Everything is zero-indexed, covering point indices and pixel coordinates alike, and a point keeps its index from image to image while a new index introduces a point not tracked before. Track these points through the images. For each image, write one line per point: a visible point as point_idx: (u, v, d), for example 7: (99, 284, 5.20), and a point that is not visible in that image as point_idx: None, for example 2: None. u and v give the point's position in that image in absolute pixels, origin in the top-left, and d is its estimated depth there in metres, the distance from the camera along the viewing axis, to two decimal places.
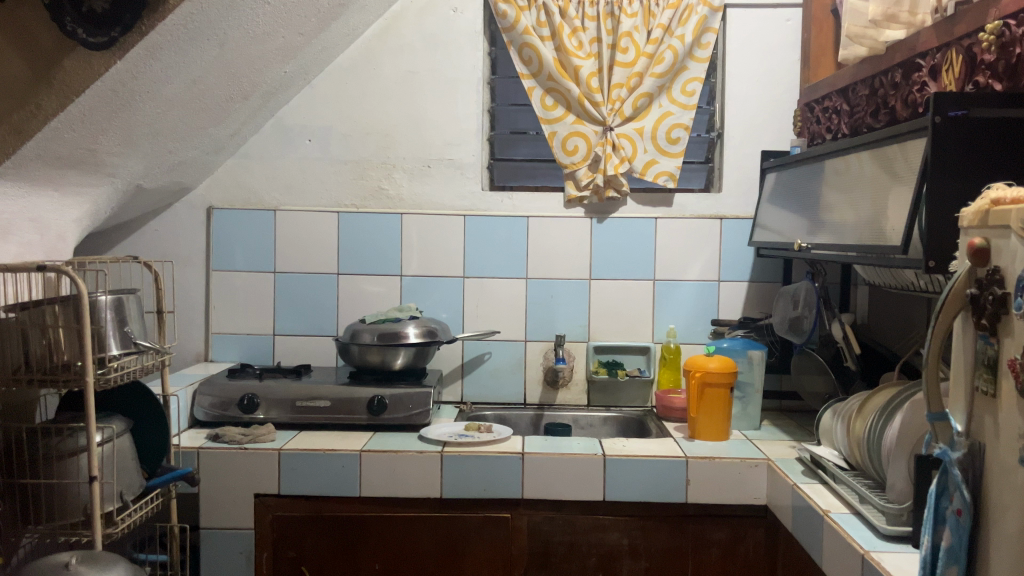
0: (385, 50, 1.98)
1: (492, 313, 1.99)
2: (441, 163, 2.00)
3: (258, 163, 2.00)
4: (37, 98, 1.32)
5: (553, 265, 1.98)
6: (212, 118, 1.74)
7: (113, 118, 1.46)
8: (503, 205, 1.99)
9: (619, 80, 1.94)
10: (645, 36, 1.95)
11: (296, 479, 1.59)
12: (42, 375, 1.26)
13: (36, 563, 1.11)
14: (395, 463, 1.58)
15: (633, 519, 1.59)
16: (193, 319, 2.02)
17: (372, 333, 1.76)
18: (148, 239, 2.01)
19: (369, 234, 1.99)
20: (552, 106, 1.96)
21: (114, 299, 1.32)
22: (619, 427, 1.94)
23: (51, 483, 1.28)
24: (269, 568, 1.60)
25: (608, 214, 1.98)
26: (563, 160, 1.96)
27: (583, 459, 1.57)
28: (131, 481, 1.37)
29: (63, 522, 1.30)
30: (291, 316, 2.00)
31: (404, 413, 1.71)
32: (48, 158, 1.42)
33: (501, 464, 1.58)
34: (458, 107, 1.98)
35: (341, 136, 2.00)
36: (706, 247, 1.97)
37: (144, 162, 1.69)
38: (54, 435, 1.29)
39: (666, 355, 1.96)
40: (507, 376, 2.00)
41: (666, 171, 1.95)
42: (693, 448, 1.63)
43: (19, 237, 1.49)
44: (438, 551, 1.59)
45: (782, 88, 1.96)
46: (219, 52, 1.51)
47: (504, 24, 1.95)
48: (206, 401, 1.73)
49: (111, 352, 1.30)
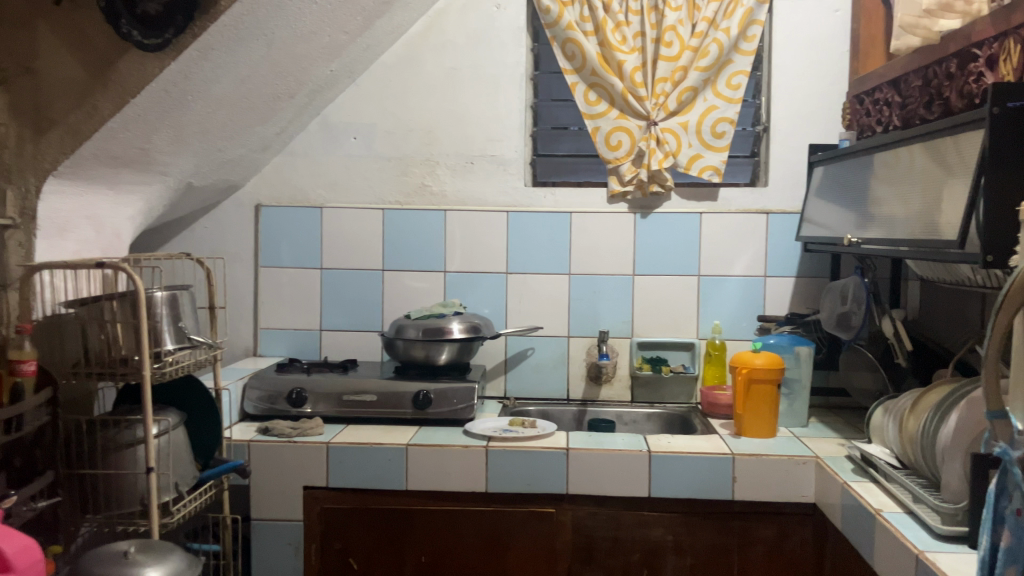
0: (428, 48, 1.99)
1: (536, 309, 2.00)
2: (485, 159, 2.00)
3: (304, 161, 2.03)
4: (95, 100, 1.38)
5: (595, 261, 1.98)
6: (261, 117, 1.78)
7: (165, 119, 1.49)
8: (546, 201, 1.99)
9: (664, 74, 1.93)
10: (688, 29, 1.93)
11: (343, 472, 1.61)
12: (100, 368, 1.31)
13: (97, 551, 1.14)
14: (439, 457, 1.60)
15: (677, 516, 1.58)
16: (242, 315, 2.06)
17: (417, 329, 1.78)
18: (198, 236, 2.05)
19: (413, 231, 2.01)
20: (595, 101, 1.96)
21: (169, 296, 1.36)
22: (663, 424, 1.92)
23: (108, 473, 1.33)
24: (317, 560, 1.63)
25: (652, 209, 1.96)
26: (607, 155, 1.95)
27: (628, 455, 1.57)
28: (186, 472, 1.41)
29: (120, 511, 1.34)
30: (337, 312, 2.03)
31: (448, 408, 1.73)
32: (104, 157, 1.46)
33: (546, 459, 1.58)
34: (501, 104, 1.99)
35: (385, 133, 2.01)
36: (752, 242, 1.95)
37: (194, 161, 1.73)
38: (111, 427, 1.34)
39: (712, 352, 1.92)
40: (549, 372, 2.00)
41: (711, 166, 1.93)
42: (740, 446, 1.61)
43: (78, 235, 1.53)
44: (483, 544, 1.60)
45: (830, 80, 1.93)
46: (268, 51, 1.54)
47: (547, 19, 1.95)
48: (255, 395, 1.77)
49: (166, 347, 1.35)
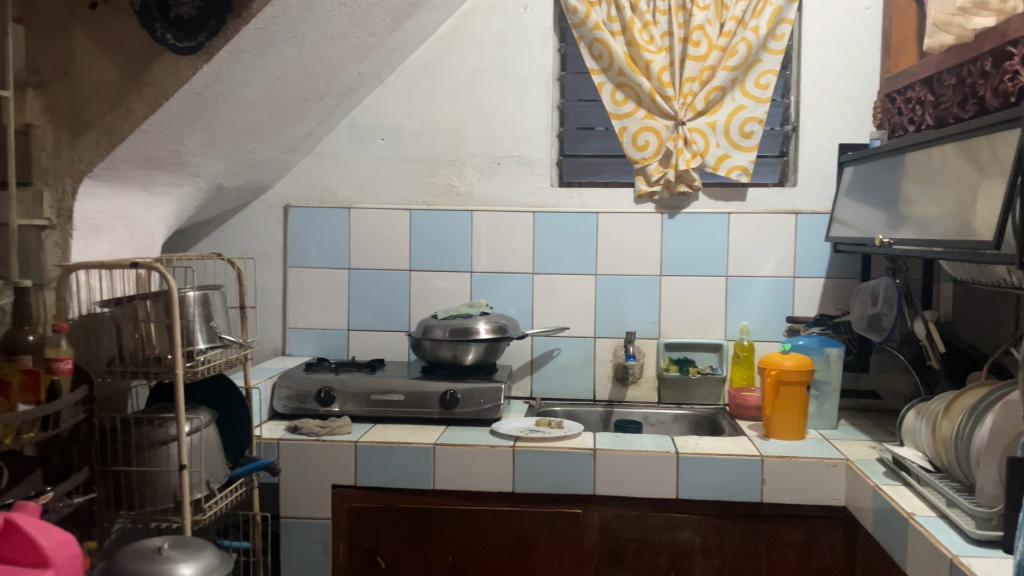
0: (455, 49, 2.00)
1: (562, 309, 1.99)
2: (511, 159, 2.01)
3: (332, 162, 2.05)
4: (129, 102, 1.40)
5: (622, 262, 1.97)
6: (290, 119, 1.80)
7: (197, 121, 1.51)
8: (572, 201, 1.99)
9: (691, 73, 1.92)
10: (717, 29, 1.92)
11: (371, 471, 1.62)
12: (135, 366, 1.33)
13: (132, 547, 1.16)
14: (467, 457, 1.60)
15: (704, 518, 1.57)
16: (271, 314, 2.08)
17: (444, 329, 1.79)
18: (228, 236, 2.08)
19: (440, 231, 2.01)
20: (622, 101, 1.95)
21: (201, 295, 1.37)
22: (690, 425, 1.91)
23: (142, 471, 1.35)
24: (345, 558, 1.63)
25: (680, 209, 1.95)
26: (634, 156, 1.94)
27: (656, 456, 1.56)
28: (217, 470, 1.44)
29: (153, 507, 1.37)
30: (364, 312, 2.05)
31: (475, 408, 1.74)
32: (137, 159, 1.48)
33: (573, 459, 1.58)
34: (528, 104, 1.99)
35: (412, 134, 2.03)
36: (781, 242, 1.93)
37: (224, 162, 1.74)
38: (145, 425, 1.37)
39: (740, 353, 1.92)
40: (576, 373, 2.00)
41: (739, 166, 1.92)
42: (769, 448, 1.60)
43: (112, 236, 1.56)
44: (510, 543, 1.60)
45: (860, 79, 1.91)
46: (297, 54, 1.56)
47: (574, 20, 1.95)
48: (284, 393, 1.79)
49: (199, 346, 1.37)
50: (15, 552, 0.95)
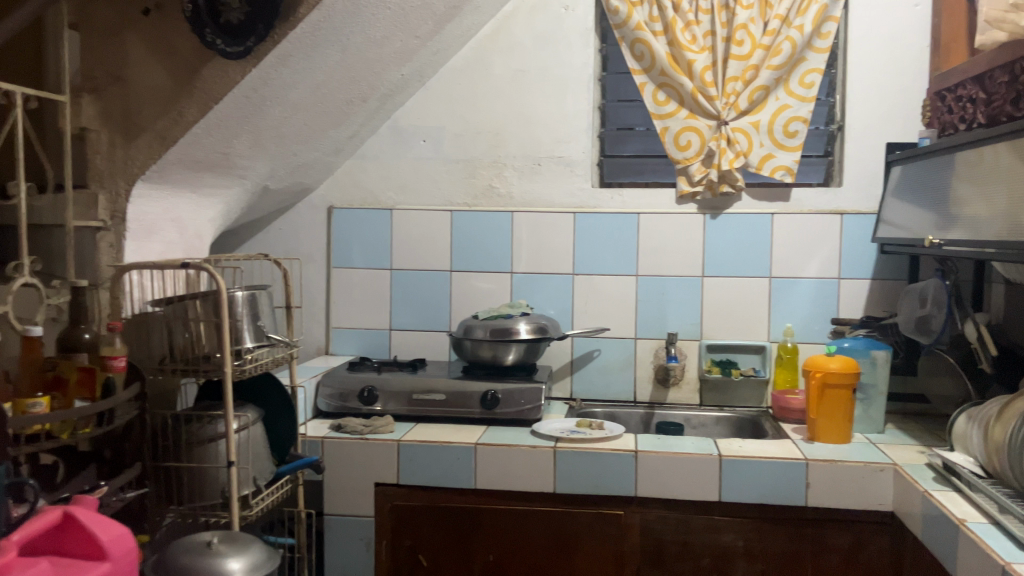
0: (497, 50, 2.01)
1: (603, 311, 1.99)
2: (552, 160, 2.01)
3: (375, 163, 2.07)
4: (180, 106, 1.43)
5: (663, 262, 1.96)
6: (334, 122, 1.82)
7: (245, 124, 1.54)
8: (613, 202, 1.99)
9: (734, 73, 1.90)
10: (761, 27, 1.90)
11: (414, 470, 1.64)
12: (184, 365, 1.36)
13: (182, 541, 1.19)
14: (508, 457, 1.61)
15: (748, 521, 1.56)
16: (316, 314, 2.11)
17: (485, 329, 1.80)
18: (273, 238, 2.11)
19: (481, 232, 2.03)
20: (664, 101, 1.95)
21: (249, 295, 1.40)
22: (733, 428, 1.89)
23: (192, 466, 1.39)
24: (388, 556, 1.65)
25: (722, 210, 1.94)
26: (676, 156, 1.93)
27: (698, 458, 1.55)
28: (264, 467, 1.47)
29: (202, 503, 1.40)
30: (406, 312, 2.06)
31: (515, 408, 1.74)
32: (186, 162, 1.50)
33: (614, 461, 1.58)
34: (569, 104, 1.99)
35: (453, 135, 2.04)
36: (826, 244, 1.91)
37: (270, 165, 1.77)
38: (195, 422, 1.41)
39: (783, 355, 1.89)
40: (616, 374, 1.99)
41: (783, 166, 1.90)
42: (813, 451, 1.58)
43: (163, 237, 1.60)
44: (551, 544, 1.60)
45: (907, 77, 1.87)
46: (342, 57, 1.58)
47: (616, 20, 1.95)
48: (328, 392, 1.81)
49: (246, 345, 1.40)
50: (73, 544, 0.98)
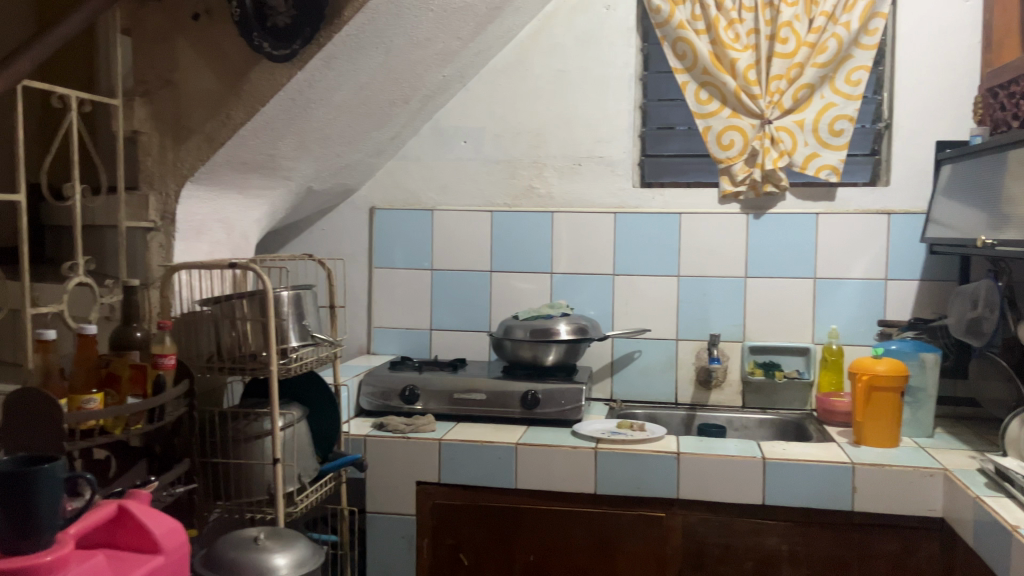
0: (538, 51, 2.01)
1: (644, 311, 1.98)
2: (593, 160, 2.00)
3: (416, 164, 2.09)
4: (229, 109, 1.45)
5: (706, 263, 1.95)
6: (376, 123, 1.84)
7: (290, 126, 1.56)
8: (654, 202, 1.97)
9: (779, 71, 1.87)
10: (806, 25, 1.87)
11: (455, 469, 1.65)
12: (232, 363, 1.39)
13: (230, 536, 1.21)
14: (549, 457, 1.61)
15: (793, 525, 1.54)
16: (358, 314, 2.13)
17: (525, 329, 1.80)
18: (317, 238, 2.14)
19: (521, 232, 2.03)
20: (706, 100, 1.93)
21: (294, 295, 1.42)
22: (776, 431, 1.87)
23: (239, 463, 1.41)
24: (430, 554, 1.67)
25: (765, 210, 1.92)
26: (718, 155, 1.92)
27: (742, 460, 1.54)
28: (308, 464, 1.48)
29: (249, 499, 1.42)
30: (447, 312, 2.08)
31: (556, 408, 1.74)
32: (234, 164, 1.53)
33: (656, 462, 1.57)
34: (610, 104, 1.98)
35: (493, 136, 2.04)
36: (873, 244, 1.88)
37: (314, 166, 1.79)
38: (242, 419, 1.43)
39: (828, 358, 1.87)
40: (657, 375, 1.98)
41: (828, 165, 1.86)
42: (860, 455, 1.56)
43: (210, 237, 1.63)
44: (592, 545, 1.60)
45: (957, 73, 1.83)
46: (385, 59, 1.60)
47: (658, 19, 1.94)
48: (370, 391, 1.83)
49: (291, 344, 1.42)
50: (127, 538, 1.00)
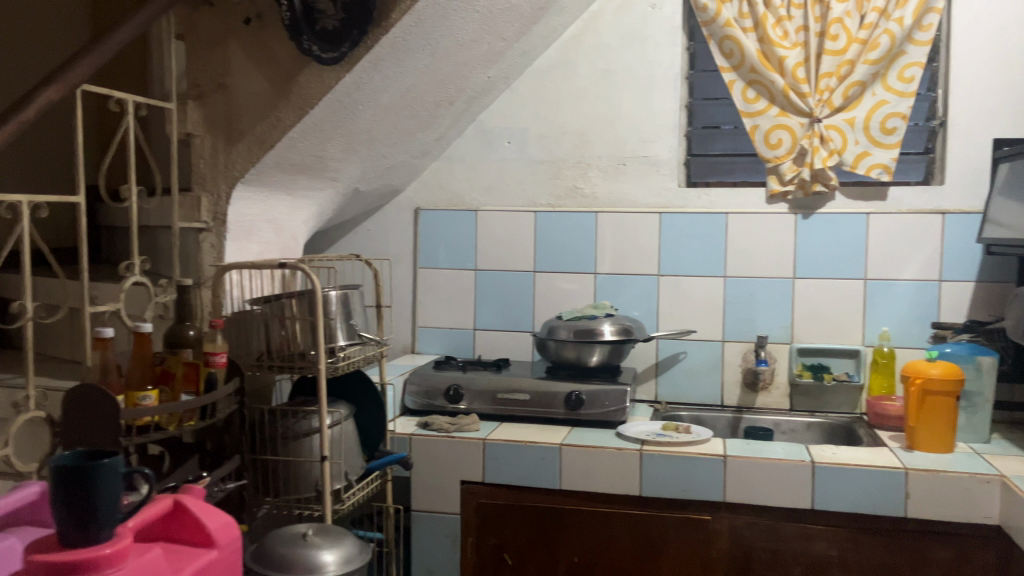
0: (582, 51, 2.00)
1: (689, 313, 1.96)
2: (637, 160, 1.99)
3: (461, 165, 2.10)
4: (279, 111, 1.47)
5: (752, 263, 1.92)
6: (421, 125, 1.85)
7: (338, 128, 1.58)
8: (700, 202, 1.95)
9: (828, 69, 1.84)
10: (857, 21, 1.84)
11: (499, 469, 1.65)
12: (280, 361, 1.41)
13: (279, 532, 1.23)
14: (593, 459, 1.60)
15: (842, 531, 1.51)
16: (403, 314, 2.15)
17: (569, 330, 1.80)
18: (363, 238, 2.16)
19: (565, 232, 2.03)
20: (754, 98, 1.91)
21: (342, 295, 1.44)
22: (825, 434, 1.84)
23: (288, 460, 1.43)
24: (473, 553, 1.67)
25: (814, 210, 1.89)
26: (766, 154, 1.89)
27: (789, 464, 1.52)
28: (355, 462, 1.50)
29: (297, 496, 1.44)
30: (490, 312, 2.08)
31: (600, 410, 1.73)
32: (283, 165, 1.55)
33: (702, 465, 1.55)
34: (655, 103, 1.97)
35: (538, 136, 2.04)
36: (926, 244, 1.83)
37: (361, 168, 1.81)
38: (291, 417, 1.45)
39: (880, 360, 1.83)
40: (703, 377, 1.96)
41: (880, 164, 1.83)
42: (913, 460, 1.52)
43: (260, 237, 1.66)
44: (637, 547, 1.59)
45: (1015, 69, 1.78)
46: (431, 60, 1.61)
47: (704, 17, 1.92)
48: (414, 390, 1.85)
49: (339, 343, 1.43)
50: (183, 531, 1.02)
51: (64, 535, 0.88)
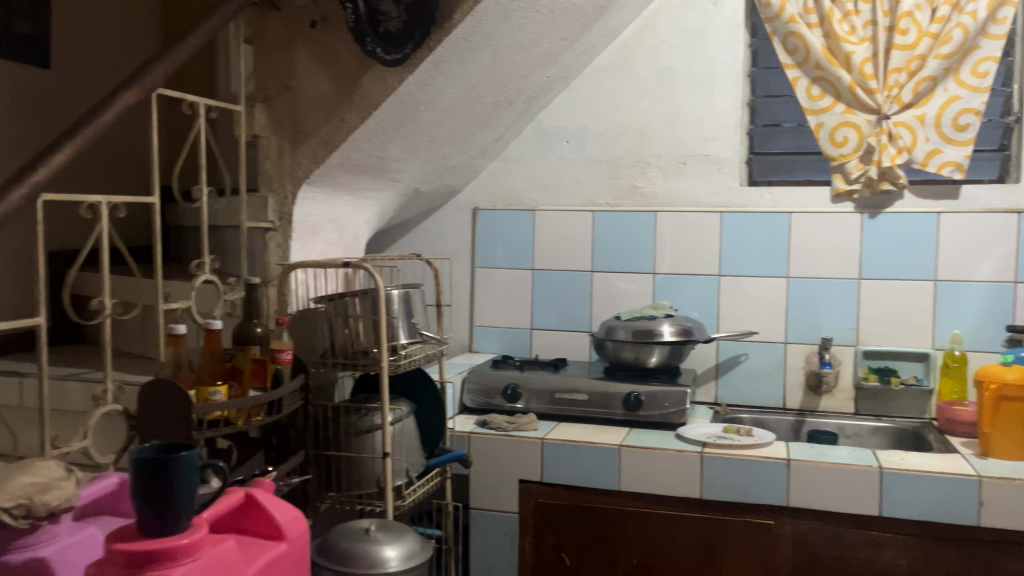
0: (642, 49, 1.99)
1: (751, 314, 1.93)
2: (698, 159, 1.97)
3: (519, 165, 2.10)
4: (343, 113, 1.50)
5: (816, 263, 1.88)
6: (481, 125, 1.86)
7: (401, 128, 1.60)
8: (762, 201, 1.92)
9: (898, 64, 1.80)
10: (928, 15, 1.78)
11: (558, 469, 1.65)
12: (344, 359, 1.43)
13: (343, 527, 1.25)
14: (653, 461, 1.59)
15: (911, 539, 1.48)
16: (461, 313, 2.16)
17: (628, 330, 1.78)
18: (422, 238, 2.18)
19: (623, 232, 2.01)
20: (819, 96, 1.87)
21: (404, 294, 1.45)
22: (892, 439, 1.79)
23: (351, 456, 1.45)
24: (532, 552, 1.67)
25: (882, 209, 1.84)
26: (831, 153, 1.85)
27: (856, 470, 1.48)
28: (415, 459, 1.51)
29: (359, 492, 1.45)
30: (548, 312, 2.08)
31: (660, 411, 1.71)
32: (347, 166, 1.58)
33: (765, 469, 1.53)
34: (716, 101, 1.94)
35: (597, 135, 2.04)
36: (1000, 245, 1.77)
37: (421, 168, 1.83)
38: (354, 414, 1.46)
39: (950, 364, 1.78)
40: (764, 379, 1.93)
41: (952, 162, 1.77)
42: (987, 468, 1.47)
43: (324, 237, 1.69)
44: (697, 551, 1.57)
45: None
46: (492, 61, 1.61)
47: (767, 14, 1.89)
48: (472, 388, 1.86)
49: (401, 341, 1.45)
50: (255, 524, 1.04)
51: (144, 525, 0.90)
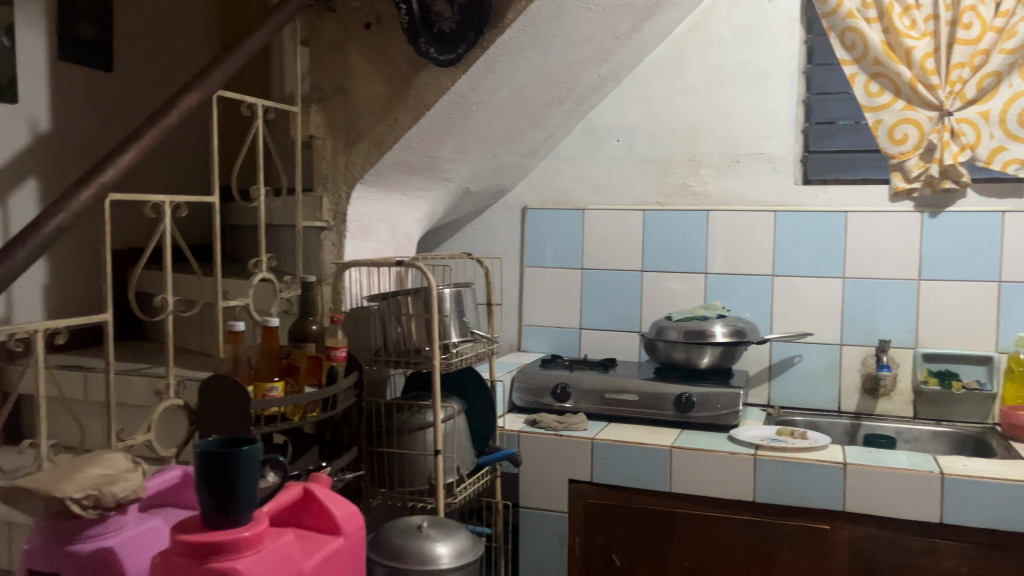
0: (695, 47, 1.97)
1: (805, 315, 1.90)
2: (751, 157, 1.94)
3: (569, 164, 2.10)
4: (396, 113, 1.51)
5: (874, 263, 1.84)
6: (532, 124, 1.86)
7: (453, 128, 1.61)
8: (817, 200, 1.89)
9: (960, 59, 1.75)
10: (992, 8, 1.73)
11: (608, 470, 1.64)
12: (397, 356, 1.44)
13: (396, 523, 1.26)
14: (704, 462, 1.57)
15: (974, 547, 1.44)
16: (510, 312, 2.17)
17: (679, 331, 1.77)
18: (472, 237, 2.20)
19: (674, 232, 2.00)
20: (877, 92, 1.83)
21: (456, 292, 1.46)
22: (953, 444, 1.74)
23: (403, 453, 1.47)
24: (582, 552, 1.67)
25: (943, 208, 1.79)
26: (890, 150, 1.81)
27: (916, 475, 1.44)
28: (466, 457, 1.52)
29: (410, 488, 1.47)
30: (598, 311, 2.07)
31: (711, 413, 1.69)
32: (399, 166, 1.59)
33: (820, 473, 1.50)
34: (770, 99, 1.91)
35: (648, 134, 2.02)
36: None
37: (472, 167, 1.84)
38: (406, 411, 1.48)
39: (1013, 368, 1.71)
40: (818, 382, 1.89)
41: (1017, 159, 1.72)
42: None
43: (377, 236, 1.71)
44: (750, 554, 1.55)
45: None
46: (544, 60, 1.61)
47: (824, 9, 1.85)
48: (522, 387, 1.86)
49: (453, 339, 1.46)
50: (313, 518, 1.06)
51: (207, 517, 0.92)
